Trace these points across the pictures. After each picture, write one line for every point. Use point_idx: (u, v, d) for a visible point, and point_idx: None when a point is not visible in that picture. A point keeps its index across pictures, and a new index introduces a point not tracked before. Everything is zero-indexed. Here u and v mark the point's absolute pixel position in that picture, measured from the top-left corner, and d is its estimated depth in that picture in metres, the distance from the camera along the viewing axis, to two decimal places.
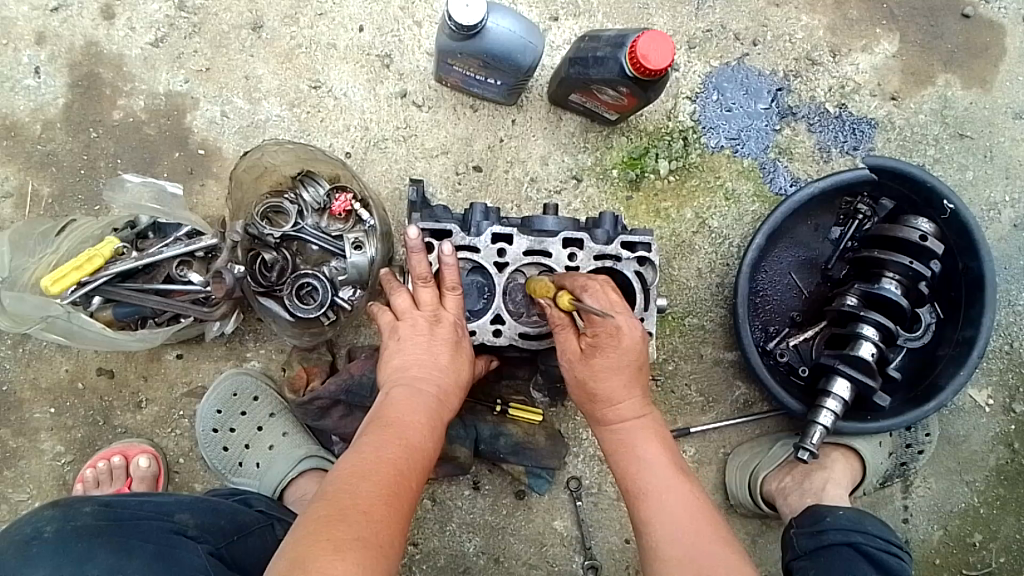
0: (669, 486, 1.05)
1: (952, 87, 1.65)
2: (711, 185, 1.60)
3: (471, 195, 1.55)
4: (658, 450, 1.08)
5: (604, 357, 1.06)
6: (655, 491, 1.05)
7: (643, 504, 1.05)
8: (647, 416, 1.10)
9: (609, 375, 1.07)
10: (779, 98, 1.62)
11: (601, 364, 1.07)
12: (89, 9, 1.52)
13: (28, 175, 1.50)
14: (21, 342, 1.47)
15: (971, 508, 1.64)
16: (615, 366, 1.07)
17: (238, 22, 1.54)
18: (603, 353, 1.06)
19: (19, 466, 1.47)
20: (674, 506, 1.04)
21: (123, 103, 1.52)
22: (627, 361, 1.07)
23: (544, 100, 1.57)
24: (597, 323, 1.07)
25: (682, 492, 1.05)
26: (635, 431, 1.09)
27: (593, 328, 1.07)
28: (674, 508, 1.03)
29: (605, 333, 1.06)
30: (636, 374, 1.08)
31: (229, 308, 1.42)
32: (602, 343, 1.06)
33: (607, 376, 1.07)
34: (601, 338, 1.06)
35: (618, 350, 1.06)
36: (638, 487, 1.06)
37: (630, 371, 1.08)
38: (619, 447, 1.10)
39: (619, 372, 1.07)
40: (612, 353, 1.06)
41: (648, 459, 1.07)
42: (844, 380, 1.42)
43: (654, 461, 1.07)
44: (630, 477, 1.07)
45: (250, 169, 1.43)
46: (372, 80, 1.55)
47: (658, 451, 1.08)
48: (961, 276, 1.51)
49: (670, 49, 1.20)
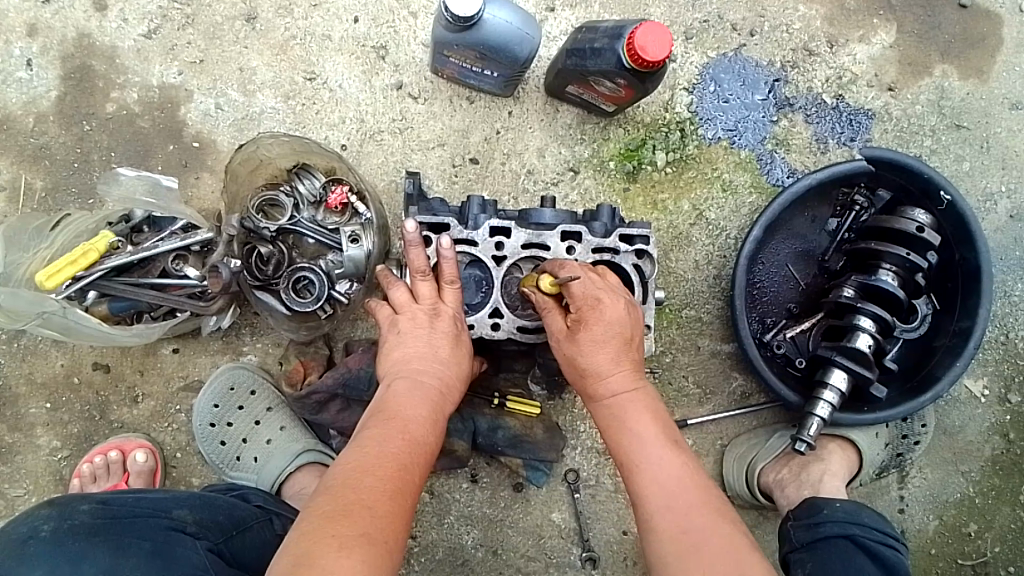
0: (662, 459, 1.02)
1: (949, 77, 1.65)
2: (708, 176, 1.59)
3: (468, 187, 1.55)
4: (651, 425, 1.06)
5: (587, 334, 1.08)
6: (647, 465, 1.02)
7: (637, 478, 1.03)
8: (638, 391, 1.08)
9: (593, 351, 1.08)
10: (777, 89, 1.62)
11: (584, 338, 1.08)
12: (81, 1, 1.51)
13: (21, 169, 1.49)
14: (16, 338, 1.46)
15: (966, 498, 1.65)
16: (599, 340, 1.07)
17: (231, 13, 1.53)
18: (587, 327, 1.08)
19: (16, 462, 1.47)
20: (667, 478, 1.01)
21: (117, 95, 1.50)
22: (611, 333, 1.08)
23: (541, 92, 1.57)
24: (580, 298, 1.09)
25: (676, 465, 1.02)
26: (627, 405, 1.07)
27: (576, 302, 1.09)
28: (667, 480, 1.01)
29: (587, 307, 1.09)
30: (621, 348, 1.09)
31: (225, 302, 1.41)
32: (585, 317, 1.08)
33: (591, 350, 1.08)
34: (585, 312, 1.08)
35: (601, 324, 1.08)
36: (631, 462, 1.04)
37: (614, 345, 1.08)
38: (611, 424, 1.08)
39: (603, 346, 1.08)
40: (594, 328, 1.08)
41: (641, 433, 1.05)
42: (841, 371, 1.43)
43: (646, 435, 1.05)
44: (623, 453, 1.05)
45: (245, 162, 1.42)
46: (367, 71, 1.54)
47: (651, 426, 1.06)
48: (957, 267, 1.51)
49: (668, 40, 1.19)
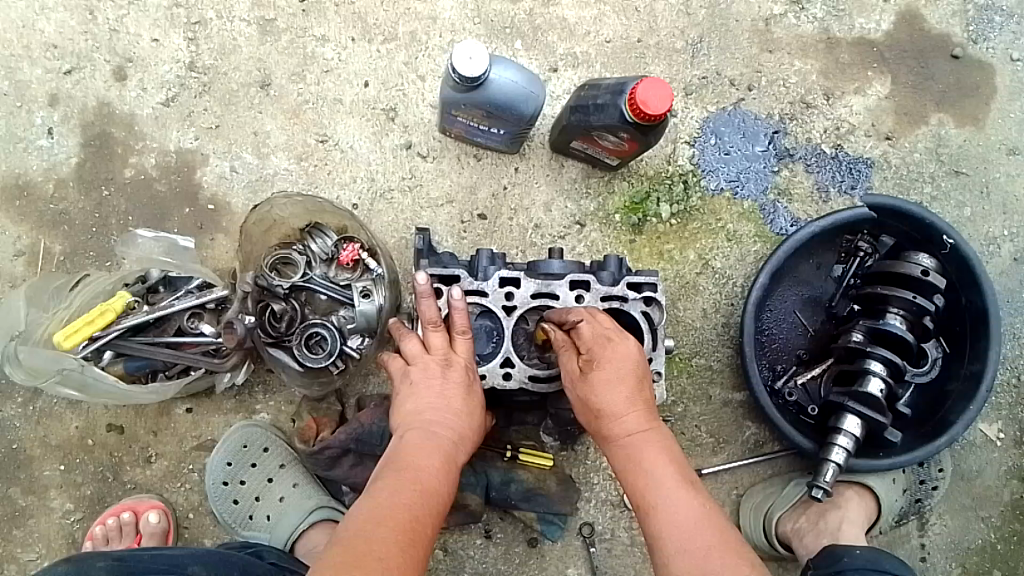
0: (677, 499, 1.02)
1: (945, 126, 1.69)
2: (712, 227, 1.62)
3: (476, 242, 1.58)
4: (667, 463, 1.06)
5: (602, 370, 1.09)
6: (661, 505, 1.02)
7: (653, 519, 1.02)
8: (653, 431, 1.09)
9: (609, 392, 1.08)
10: (777, 141, 1.66)
11: (599, 376, 1.09)
12: (102, 72, 1.57)
13: (40, 234, 1.53)
14: (33, 400, 1.47)
15: (988, 544, 1.62)
16: (614, 376, 1.09)
17: (246, 80, 1.58)
18: (601, 366, 1.10)
19: (29, 525, 1.47)
20: (684, 517, 1.00)
21: (135, 160, 1.55)
22: (624, 370, 1.09)
23: (545, 148, 1.61)
24: (591, 340, 1.12)
25: (691, 505, 1.02)
26: (644, 444, 1.07)
27: (587, 344, 1.12)
28: (684, 520, 1.00)
29: (600, 345, 1.12)
30: (636, 387, 1.10)
31: (239, 358, 1.42)
32: (598, 355, 1.11)
33: (608, 387, 1.09)
34: (597, 352, 1.11)
35: (613, 361, 1.10)
36: (646, 503, 1.03)
37: (630, 382, 1.09)
38: (625, 464, 1.07)
39: (615, 381, 1.09)
40: (608, 366, 1.10)
41: (658, 472, 1.05)
42: (855, 417, 1.43)
43: (660, 474, 1.04)
44: (641, 494, 1.04)
45: (259, 222, 1.46)
46: (377, 133, 1.59)
47: (667, 465, 1.06)
48: (965, 310, 1.52)
49: (668, 94, 1.23)
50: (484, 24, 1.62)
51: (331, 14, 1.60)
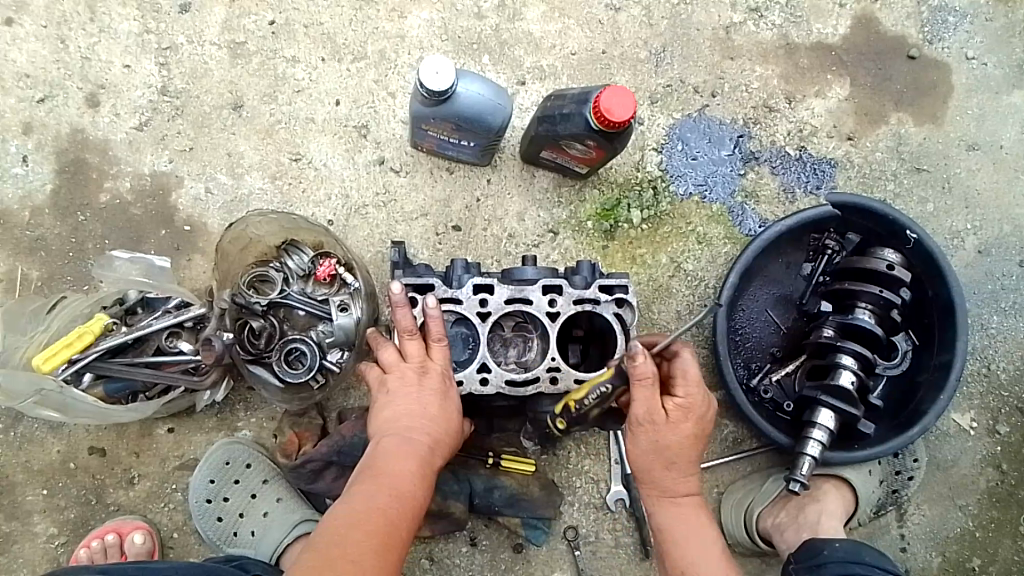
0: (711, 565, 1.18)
1: (904, 125, 1.74)
2: (682, 230, 1.66)
3: (452, 253, 1.60)
4: (706, 529, 1.21)
5: (675, 420, 1.16)
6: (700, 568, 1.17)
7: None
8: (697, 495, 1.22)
9: (670, 440, 1.17)
10: (741, 145, 1.70)
11: (681, 427, 1.16)
12: (75, 99, 1.58)
13: (18, 260, 1.54)
14: (13, 426, 1.47)
15: (967, 532, 1.66)
16: (688, 433, 1.16)
17: (218, 103, 1.60)
18: (686, 419, 1.16)
19: (12, 551, 1.46)
20: None
21: (110, 185, 1.56)
22: (700, 428, 1.18)
23: (516, 159, 1.64)
24: (692, 388, 1.17)
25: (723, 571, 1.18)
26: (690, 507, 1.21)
27: (688, 391, 1.17)
28: None
29: (691, 397, 1.17)
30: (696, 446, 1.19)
31: (219, 375, 1.44)
32: (687, 407, 1.16)
33: (681, 443, 1.17)
34: (691, 402, 1.16)
35: (696, 417, 1.17)
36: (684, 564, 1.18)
37: (696, 441, 1.18)
38: (671, 520, 1.21)
39: (684, 433, 1.17)
40: (680, 419, 1.16)
41: (700, 537, 1.19)
42: (828, 410, 1.45)
43: (703, 539, 1.19)
44: (680, 553, 1.19)
45: (234, 241, 1.48)
46: (350, 150, 1.61)
47: (707, 531, 1.21)
48: (931, 303, 1.56)
49: (631, 104, 1.26)
50: (452, 41, 1.66)
51: (301, 36, 1.63)
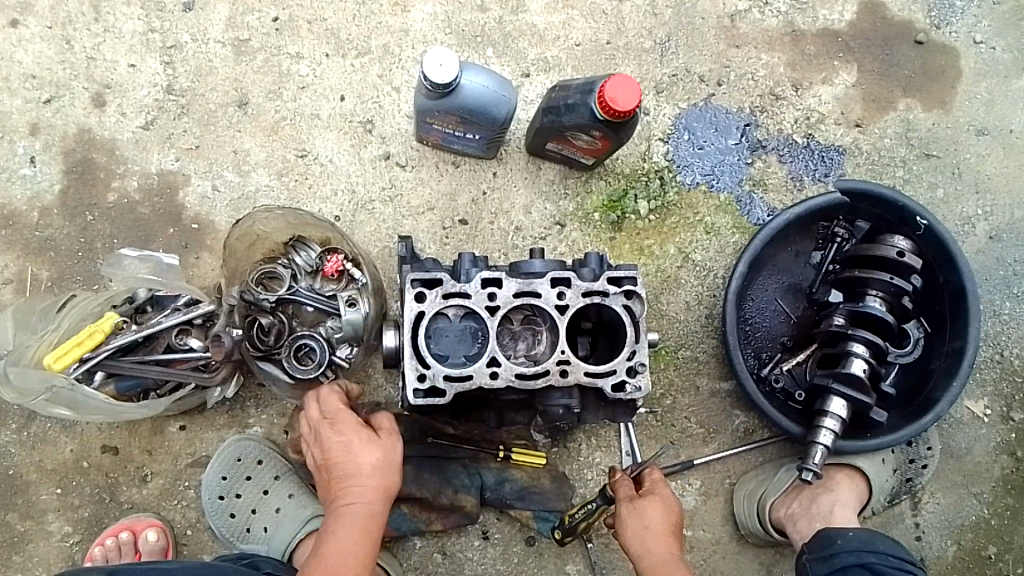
0: None
1: (913, 110, 1.72)
2: (690, 221, 1.65)
3: (459, 247, 1.60)
4: None
5: (655, 504, 1.30)
6: None
7: None
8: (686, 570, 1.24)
9: (654, 523, 1.28)
10: (748, 133, 1.69)
11: (648, 502, 1.30)
12: (81, 99, 1.59)
13: (28, 261, 1.55)
14: (26, 426, 1.48)
15: (981, 520, 1.65)
16: (658, 508, 1.30)
17: (224, 100, 1.61)
18: (654, 497, 1.31)
19: (27, 550, 1.47)
20: None
21: (118, 185, 1.57)
22: (670, 509, 1.31)
23: (522, 151, 1.63)
24: (653, 473, 1.36)
25: None
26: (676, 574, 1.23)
27: (651, 478, 1.35)
28: None
29: (655, 481, 1.35)
30: (670, 526, 1.29)
31: (229, 371, 1.45)
32: (653, 488, 1.33)
33: (652, 517, 1.28)
34: (656, 485, 1.34)
35: (663, 496, 1.32)
36: None
37: (669, 521, 1.29)
38: None
39: (664, 516, 1.29)
40: (661, 504, 1.30)
41: None
42: (840, 399, 1.45)
43: None
44: None
45: (242, 238, 1.48)
46: (355, 145, 1.61)
47: None
48: (942, 289, 1.55)
49: (636, 91, 1.26)
50: (455, 35, 1.66)
51: (304, 32, 1.63)
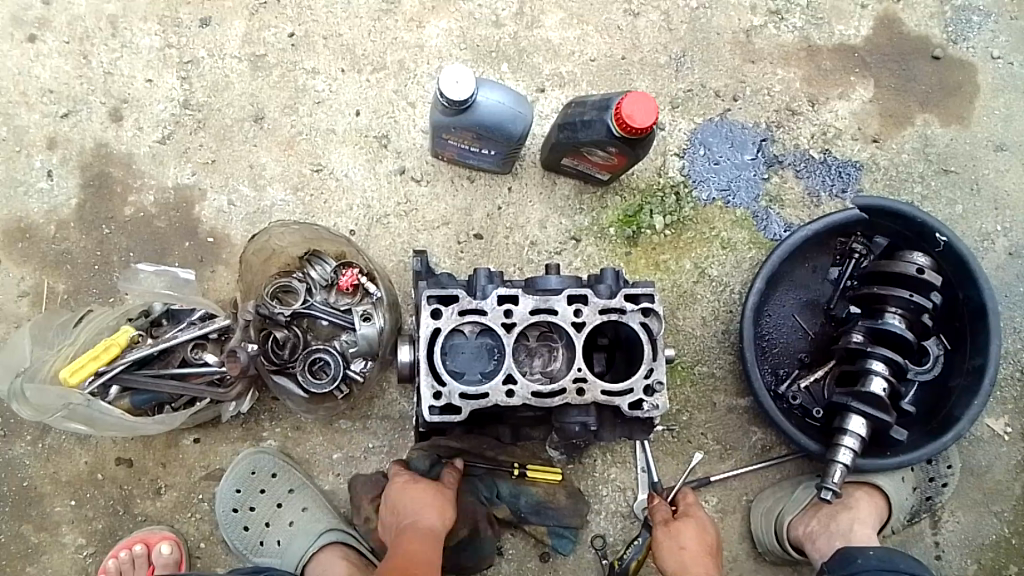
0: None
1: (930, 126, 1.71)
2: (706, 235, 1.64)
3: (474, 261, 1.60)
4: None
5: (690, 524, 1.36)
6: None
7: None
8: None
9: (688, 543, 1.34)
10: (765, 148, 1.68)
11: (682, 521, 1.37)
12: (99, 113, 1.60)
13: (44, 274, 1.55)
14: (40, 438, 1.48)
15: (1003, 539, 1.62)
16: (692, 528, 1.36)
17: (240, 115, 1.61)
18: (688, 518, 1.38)
19: (41, 562, 1.47)
20: None
21: (134, 198, 1.57)
22: (705, 531, 1.37)
23: (537, 166, 1.63)
24: (686, 499, 1.44)
25: None
26: None
27: (684, 504, 1.43)
28: None
29: (690, 506, 1.42)
30: (704, 545, 1.35)
31: (244, 387, 1.43)
32: (687, 511, 1.41)
33: (686, 535, 1.35)
34: (689, 509, 1.41)
35: (697, 518, 1.39)
36: None
37: (703, 539, 1.35)
38: None
39: (699, 536, 1.35)
40: (696, 525, 1.37)
41: None
42: (859, 417, 1.43)
43: None
44: None
45: (258, 251, 1.48)
46: (371, 159, 1.61)
47: None
48: (962, 306, 1.53)
49: (653, 109, 1.25)
50: (471, 50, 1.66)
51: (321, 48, 1.64)
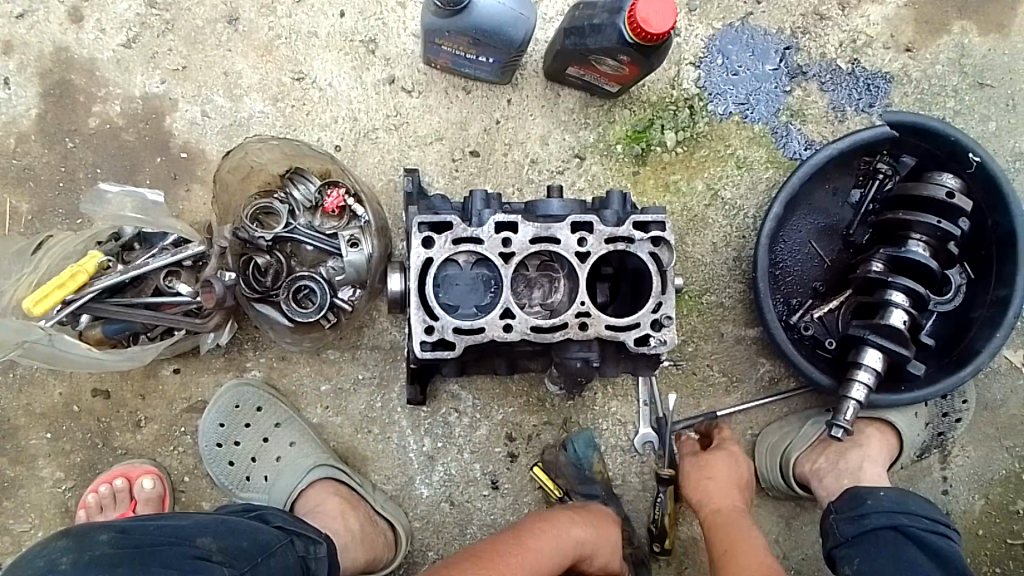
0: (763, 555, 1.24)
1: (968, 34, 1.56)
2: (721, 154, 1.52)
3: (469, 181, 1.48)
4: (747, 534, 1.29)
5: (722, 456, 1.42)
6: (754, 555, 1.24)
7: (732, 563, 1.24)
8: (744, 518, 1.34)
9: (717, 474, 1.40)
10: (788, 58, 1.54)
11: (714, 456, 1.42)
12: (56, 13, 1.45)
13: (5, 193, 1.44)
14: (12, 367, 1.41)
15: (1013, 474, 1.57)
16: (723, 461, 1.42)
17: (212, 16, 1.46)
18: (718, 452, 1.43)
19: (19, 495, 1.42)
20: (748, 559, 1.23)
21: (99, 109, 1.44)
22: (736, 464, 1.42)
23: (540, 76, 1.49)
24: (718, 432, 1.49)
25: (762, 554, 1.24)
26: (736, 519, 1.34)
27: (717, 436, 1.48)
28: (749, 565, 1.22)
29: (722, 439, 1.47)
30: (733, 478, 1.41)
31: (221, 318, 1.35)
32: (717, 444, 1.46)
33: (715, 469, 1.41)
34: (721, 442, 1.46)
35: (726, 451, 1.44)
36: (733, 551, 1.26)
37: (732, 473, 1.41)
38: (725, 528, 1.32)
39: (729, 468, 1.41)
40: (726, 457, 1.42)
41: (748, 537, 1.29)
42: (875, 351, 1.35)
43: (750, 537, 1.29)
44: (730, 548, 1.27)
45: (234, 170, 1.36)
46: (357, 67, 1.47)
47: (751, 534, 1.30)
48: (991, 233, 1.43)
49: (672, 12, 1.12)
50: None
51: None
